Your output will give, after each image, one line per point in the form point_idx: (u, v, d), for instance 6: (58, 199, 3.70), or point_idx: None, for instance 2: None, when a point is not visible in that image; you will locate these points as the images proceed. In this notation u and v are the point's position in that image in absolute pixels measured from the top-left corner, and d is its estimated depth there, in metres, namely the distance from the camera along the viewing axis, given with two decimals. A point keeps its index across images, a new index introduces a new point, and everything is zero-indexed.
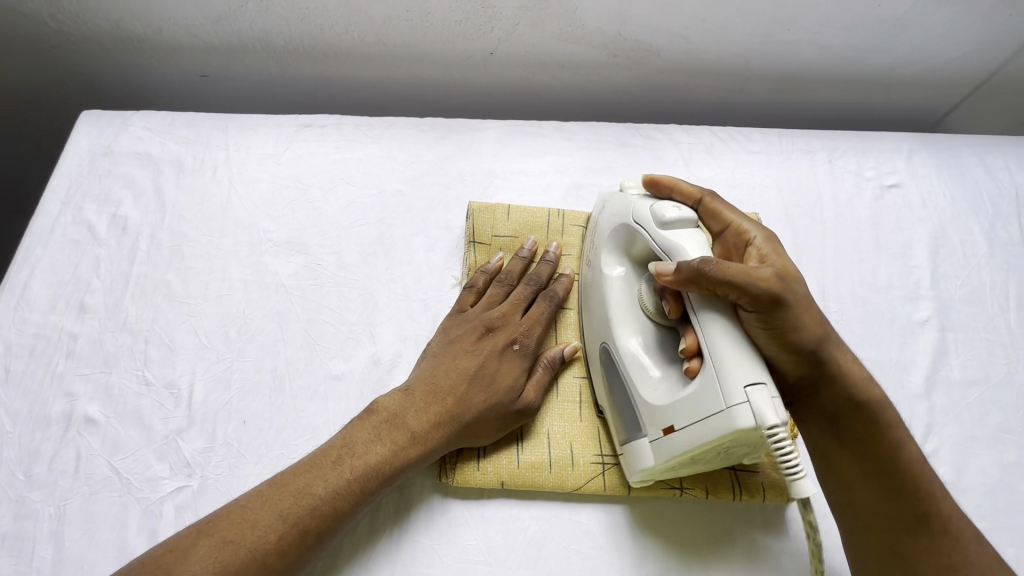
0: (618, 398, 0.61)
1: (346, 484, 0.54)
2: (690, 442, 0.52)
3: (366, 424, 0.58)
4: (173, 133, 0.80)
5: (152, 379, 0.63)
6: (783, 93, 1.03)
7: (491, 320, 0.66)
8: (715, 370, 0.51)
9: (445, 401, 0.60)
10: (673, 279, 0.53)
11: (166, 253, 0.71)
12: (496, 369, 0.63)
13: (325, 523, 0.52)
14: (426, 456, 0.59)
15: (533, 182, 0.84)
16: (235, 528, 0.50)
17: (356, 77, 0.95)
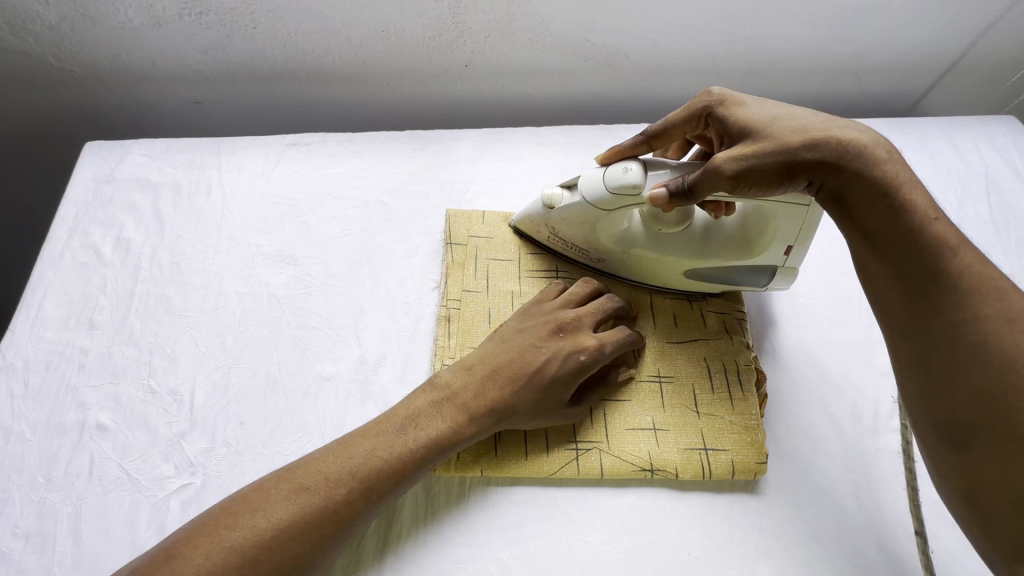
0: (718, 274, 0.74)
1: (413, 449, 0.59)
2: (806, 237, 0.68)
3: (430, 396, 0.63)
4: (169, 158, 0.86)
5: (157, 388, 0.68)
6: (755, 86, 1.06)
7: (563, 319, 0.68)
8: (792, 207, 0.65)
9: (508, 392, 0.63)
10: (666, 201, 0.62)
11: (166, 271, 0.76)
12: (559, 366, 0.65)
13: (387, 482, 0.58)
14: (478, 435, 0.63)
15: (509, 187, 0.88)
16: (308, 479, 0.57)
17: (340, 95, 1.00)
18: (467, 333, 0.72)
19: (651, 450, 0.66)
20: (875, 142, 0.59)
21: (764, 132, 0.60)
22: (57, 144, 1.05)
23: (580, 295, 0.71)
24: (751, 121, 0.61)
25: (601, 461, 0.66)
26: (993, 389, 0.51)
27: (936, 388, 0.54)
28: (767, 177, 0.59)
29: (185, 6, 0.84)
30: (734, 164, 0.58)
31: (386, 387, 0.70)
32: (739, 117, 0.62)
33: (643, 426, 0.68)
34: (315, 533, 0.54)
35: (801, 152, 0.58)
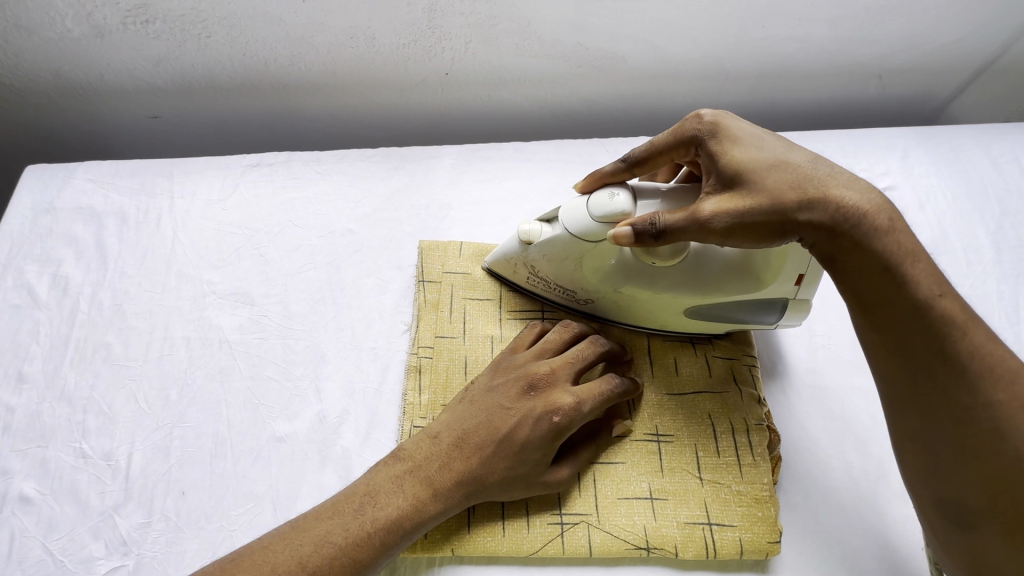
0: (718, 309, 0.63)
1: (367, 536, 0.52)
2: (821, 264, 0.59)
3: (390, 471, 0.56)
4: (117, 183, 0.78)
5: (89, 452, 0.60)
6: (767, 92, 0.96)
7: (537, 375, 0.59)
8: None
9: (474, 464, 0.56)
10: (633, 242, 0.54)
11: (107, 314, 0.68)
12: (530, 431, 0.57)
13: (345, 574, 0.51)
14: (445, 515, 0.55)
15: (492, 212, 0.79)
16: (254, 573, 0.50)
17: (308, 107, 0.91)
18: (440, 387, 0.64)
19: (647, 525, 0.58)
20: (875, 201, 0.51)
21: (754, 180, 0.51)
22: (7, 163, 0.97)
23: (561, 345, 0.63)
24: (743, 162, 0.52)
25: (590, 538, 0.57)
26: (1003, 478, 0.45)
27: (940, 472, 0.48)
28: (746, 234, 0.52)
29: (128, 13, 0.75)
30: (711, 219, 0.51)
31: (348, 449, 0.62)
32: (733, 155, 0.53)
33: (638, 495, 0.59)
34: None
35: (790, 209, 0.50)
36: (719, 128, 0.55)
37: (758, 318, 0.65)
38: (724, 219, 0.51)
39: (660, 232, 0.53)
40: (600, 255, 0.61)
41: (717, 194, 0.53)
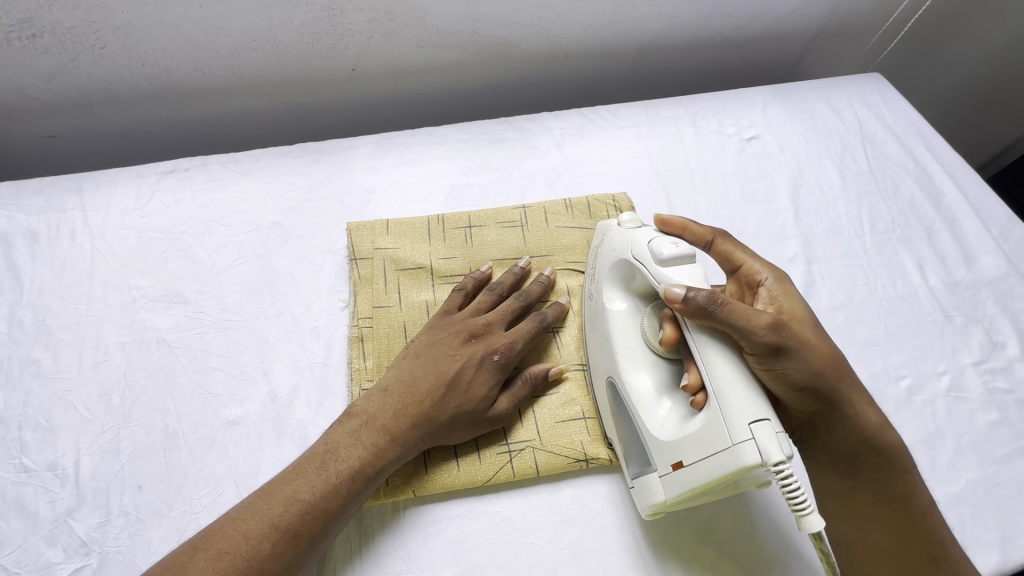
0: (626, 431, 0.62)
1: (332, 487, 0.55)
2: (699, 477, 0.52)
3: (346, 428, 0.60)
4: (20, 202, 0.76)
5: (32, 465, 0.60)
6: (648, 65, 1.07)
7: (474, 326, 0.67)
8: (717, 406, 0.51)
9: (428, 407, 0.61)
10: (682, 308, 0.53)
11: (30, 331, 0.68)
12: (476, 372, 0.64)
13: (318, 525, 0.54)
14: (403, 458, 0.60)
15: (412, 191, 0.85)
16: (228, 541, 0.51)
17: (216, 111, 0.92)
18: (383, 352, 0.69)
19: (584, 440, 0.66)
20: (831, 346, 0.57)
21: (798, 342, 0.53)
22: None
23: (491, 300, 0.70)
24: (760, 297, 0.61)
25: (536, 459, 0.65)
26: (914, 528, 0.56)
27: (860, 515, 0.57)
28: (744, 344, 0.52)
29: (10, 29, 0.74)
30: (746, 313, 0.51)
31: (302, 421, 0.65)
32: (796, 314, 0.58)
33: (573, 416, 0.67)
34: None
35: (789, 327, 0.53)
36: (788, 288, 0.61)
37: (636, 471, 0.61)
38: (745, 321, 0.51)
39: (710, 302, 0.52)
40: (629, 287, 0.65)
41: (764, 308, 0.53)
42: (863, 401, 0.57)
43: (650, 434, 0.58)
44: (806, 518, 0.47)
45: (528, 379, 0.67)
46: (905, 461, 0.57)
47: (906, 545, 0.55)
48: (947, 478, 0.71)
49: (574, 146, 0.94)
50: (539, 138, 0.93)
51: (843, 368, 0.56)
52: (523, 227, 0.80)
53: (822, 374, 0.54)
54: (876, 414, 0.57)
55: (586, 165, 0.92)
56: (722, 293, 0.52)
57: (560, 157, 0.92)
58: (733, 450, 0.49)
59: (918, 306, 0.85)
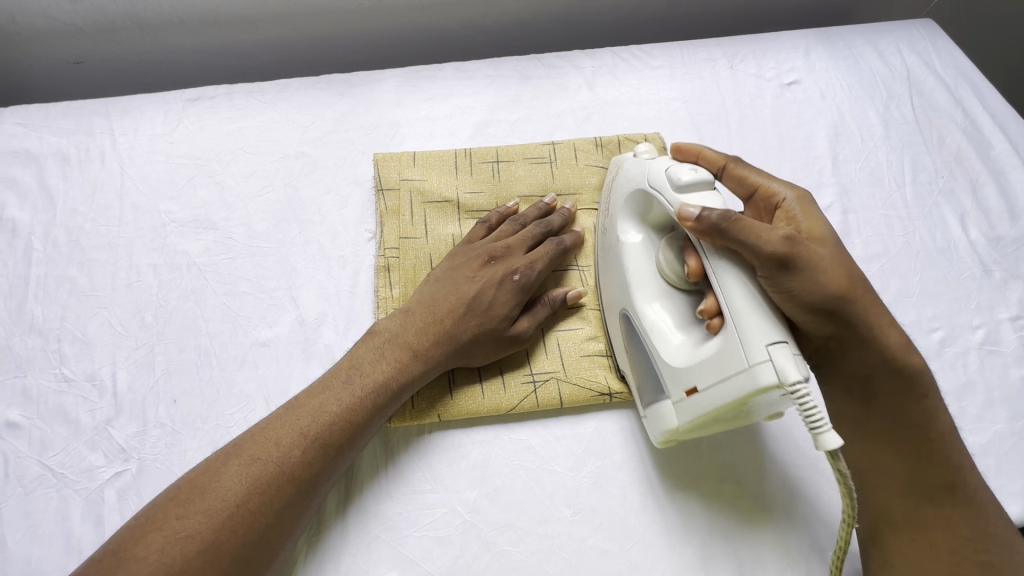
0: (639, 361, 0.62)
1: (358, 399, 0.56)
2: (713, 401, 0.52)
3: (370, 346, 0.61)
4: (49, 125, 0.76)
5: (72, 375, 0.62)
6: (686, 5, 1.02)
7: (495, 249, 0.67)
8: (736, 330, 0.51)
9: (449, 325, 0.62)
10: (695, 226, 0.53)
11: (64, 250, 0.69)
12: (496, 292, 0.64)
13: (345, 435, 0.55)
14: (427, 375, 0.61)
15: (439, 126, 0.83)
16: (260, 447, 0.52)
17: (240, 42, 0.90)
18: (409, 282, 0.69)
19: (608, 374, 0.66)
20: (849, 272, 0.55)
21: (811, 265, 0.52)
22: None
23: (513, 228, 0.70)
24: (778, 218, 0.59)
25: (560, 390, 0.65)
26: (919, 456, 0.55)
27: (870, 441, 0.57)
28: (758, 264, 0.51)
29: None
30: (761, 230, 0.51)
31: (330, 345, 0.66)
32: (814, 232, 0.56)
33: (597, 351, 0.67)
34: (279, 497, 0.51)
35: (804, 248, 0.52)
36: (810, 207, 0.59)
37: (646, 397, 0.62)
38: (763, 241, 0.51)
39: (723, 220, 0.51)
40: (645, 219, 0.64)
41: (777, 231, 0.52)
42: (882, 323, 0.56)
43: (664, 361, 0.58)
44: (823, 435, 0.46)
45: (548, 304, 0.67)
46: (924, 384, 0.55)
47: (912, 474, 0.55)
48: (974, 428, 0.70)
49: (605, 86, 0.90)
50: (570, 77, 0.90)
51: (858, 283, 0.56)
52: (551, 163, 0.78)
53: (839, 294, 0.53)
54: (894, 334, 0.56)
55: (617, 105, 0.89)
56: (736, 212, 0.52)
57: (591, 97, 0.89)
58: (751, 372, 0.49)
59: (956, 259, 0.82)
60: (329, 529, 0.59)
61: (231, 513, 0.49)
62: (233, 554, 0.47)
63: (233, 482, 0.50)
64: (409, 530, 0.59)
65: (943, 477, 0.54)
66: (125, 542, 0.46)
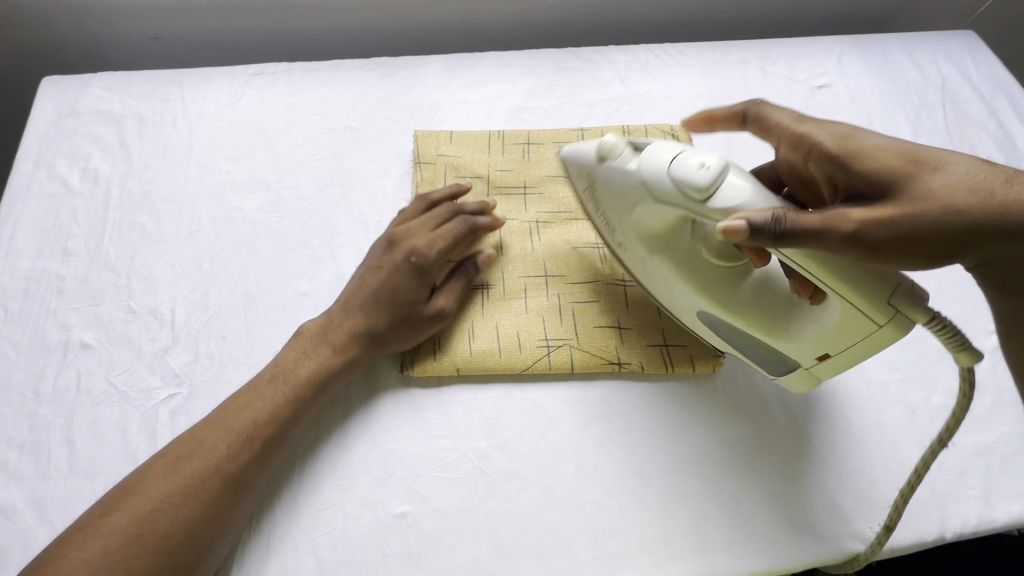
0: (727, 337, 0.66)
1: (282, 398, 0.62)
2: (817, 340, 0.59)
3: (297, 346, 0.66)
4: (131, 90, 0.85)
5: (138, 308, 0.70)
6: (722, 7, 1.05)
7: (417, 248, 0.69)
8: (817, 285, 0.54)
9: (366, 321, 0.67)
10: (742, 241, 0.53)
11: (137, 199, 0.77)
12: (416, 292, 0.68)
13: (269, 433, 0.61)
14: (349, 364, 0.66)
15: (477, 110, 0.88)
16: (190, 448, 0.59)
17: (299, 25, 0.98)
18: None
19: (618, 346, 0.70)
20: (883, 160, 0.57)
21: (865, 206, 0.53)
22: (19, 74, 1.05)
23: (434, 220, 0.72)
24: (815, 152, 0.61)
25: (572, 355, 0.69)
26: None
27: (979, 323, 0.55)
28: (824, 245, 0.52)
29: None
30: (811, 227, 0.52)
31: None
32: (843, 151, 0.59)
33: (609, 323, 0.72)
34: (209, 492, 0.56)
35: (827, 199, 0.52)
36: (836, 134, 0.61)
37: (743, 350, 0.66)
38: (795, 215, 0.52)
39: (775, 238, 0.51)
40: (633, 201, 0.63)
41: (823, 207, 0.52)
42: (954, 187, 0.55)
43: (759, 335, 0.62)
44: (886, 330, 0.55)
45: (464, 277, 0.71)
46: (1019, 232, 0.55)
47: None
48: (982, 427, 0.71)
49: (637, 81, 0.95)
50: (604, 70, 0.95)
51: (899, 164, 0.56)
52: None
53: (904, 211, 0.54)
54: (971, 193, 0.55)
55: (648, 99, 0.93)
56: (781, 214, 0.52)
57: (623, 90, 0.93)
58: (855, 315, 0.54)
59: None
60: (346, 467, 0.64)
61: (158, 522, 0.54)
62: (168, 549, 0.54)
63: (161, 490, 0.56)
64: (424, 470, 0.64)
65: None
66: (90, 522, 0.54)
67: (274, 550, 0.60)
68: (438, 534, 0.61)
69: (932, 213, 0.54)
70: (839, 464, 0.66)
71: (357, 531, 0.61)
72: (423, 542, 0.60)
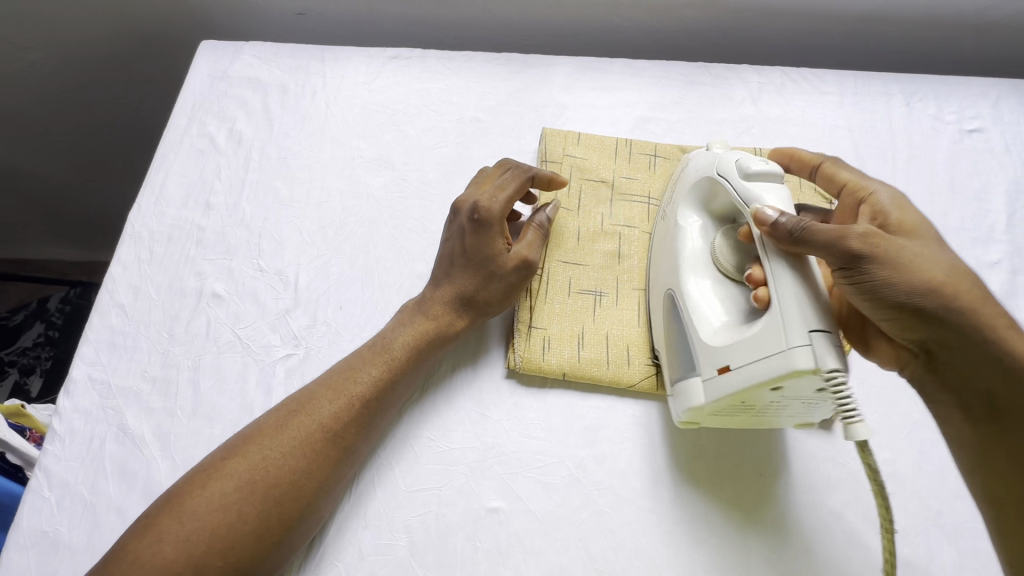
0: (674, 334, 0.63)
1: (392, 369, 0.62)
2: (744, 378, 0.54)
3: (403, 321, 0.65)
4: (278, 61, 0.89)
5: (266, 267, 0.73)
6: (865, 36, 0.99)
7: (479, 204, 0.67)
8: (781, 315, 0.53)
9: (459, 286, 0.66)
10: (768, 229, 0.55)
11: (274, 164, 0.81)
12: (492, 247, 0.66)
13: (377, 401, 0.60)
14: (446, 334, 0.65)
15: (602, 115, 0.87)
16: (303, 408, 0.58)
17: (434, 15, 1.00)
18: (557, 246, 0.74)
19: None
20: (964, 284, 0.55)
21: (899, 273, 0.54)
22: (173, 37, 1.13)
23: (495, 177, 0.71)
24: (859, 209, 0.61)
25: None
26: (983, 411, 0.56)
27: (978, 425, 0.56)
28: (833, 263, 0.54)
29: None
30: (838, 238, 0.54)
31: None
32: (904, 223, 0.58)
33: None
34: (325, 455, 0.56)
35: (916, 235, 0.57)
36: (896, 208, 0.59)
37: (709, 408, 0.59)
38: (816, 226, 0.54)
39: (796, 227, 0.54)
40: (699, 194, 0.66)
41: (871, 247, 0.54)
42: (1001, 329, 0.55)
43: (699, 339, 0.59)
44: (854, 426, 0.52)
45: (536, 228, 0.69)
46: None
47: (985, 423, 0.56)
48: None
49: (769, 103, 0.91)
50: (735, 89, 0.91)
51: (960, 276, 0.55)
52: None
53: (935, 300, 0.54)
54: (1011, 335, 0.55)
55: (780, 123, 0.89)
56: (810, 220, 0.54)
57: (754, 111, 0.90)
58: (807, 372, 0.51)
59: None
60: (444, 451, 0.64)
61: (268, 472, 0.54)
62: (277, 500, 0.53)
63: (273, 443, 0.55)
64: (520, 469, 0.63)
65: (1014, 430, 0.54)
66: (208, 470, 0.54)
67: (371, 520, 0.60)
68: (529, 535, 0.60)
69: (895, 276, 0.54)
70: (961, 541, 0.61)
71: (450, 519, 0.61)
72: (513, 541, 0.60)
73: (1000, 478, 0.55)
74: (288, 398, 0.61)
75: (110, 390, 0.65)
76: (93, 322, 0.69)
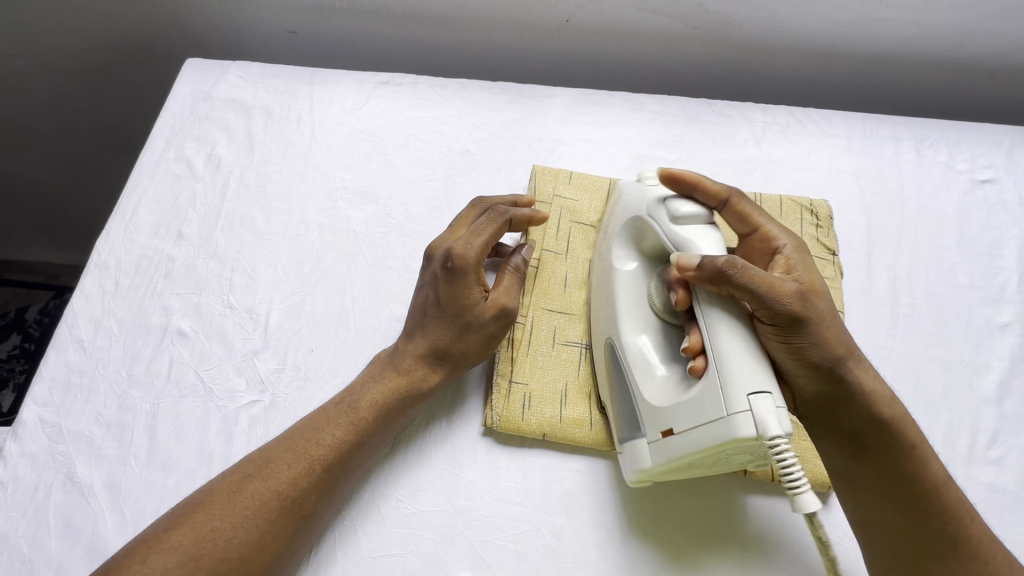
0: (618, 391, 0.61)
1: (358, 429, 0.58)
2: (689, 444, 0.51)
3: (374, 376, 0.62)
4: (264, 82, 0.86)
5: (236, 304, 0.69)
6: (874, 77, 0.95)
7: (452, 250, 0.63)
8: (719, 376, 0.50)
9: (434, 337, 0.62)
10: (695, 274, 0.53)
11: (252, 192, 0.77)
12: (469, 296, 0.62)
13: (340, 464, 0.56)
14: (420, 389, 0.61)
15: (598, 152, 0.84)
16: (260, 470, 0.54)
17: (429, 38, 0.97)
18: (542, 293, 0.70)
19: None
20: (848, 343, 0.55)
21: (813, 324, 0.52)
22: (163, 49, 1.11)
23: (470, 220, 0.68)
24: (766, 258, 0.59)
25: None
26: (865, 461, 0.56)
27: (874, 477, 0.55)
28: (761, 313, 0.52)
29: None
30: (769, 284, 0.51)
31: None
32: (814, 284, 0.56)
33: None
34: (281, 524, 0.53)
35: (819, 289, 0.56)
36: (806, 258, 0.58)
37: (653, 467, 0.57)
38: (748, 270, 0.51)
39: (726, 268, 0.51)
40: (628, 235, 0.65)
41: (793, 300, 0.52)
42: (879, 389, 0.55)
43: (644, 399, 0.57)
44: (799, 496, 0.48)
45: (514, 271, 0.66)
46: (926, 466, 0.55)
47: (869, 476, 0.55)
48: None
49: (773, 144, 0.87)
50: (738, 128, 0.88)
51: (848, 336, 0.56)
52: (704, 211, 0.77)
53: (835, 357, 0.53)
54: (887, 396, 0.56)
55: (783, 166, 0.85)
56: (740, 260, 0.52)
57: (757, 152, 0.86)
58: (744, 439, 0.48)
59: None
60: (412, 514, 0.60)
61: (218, 542, 0.50)
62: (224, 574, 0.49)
63: (223, 510, 0.52)
64: (493, 536, 0.59)
65: (907, 482, 0.54)
66: (150, 539, 0.50)
67: None
68: None
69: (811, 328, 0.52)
70: None
71: None
72: None
73: (894, 534, 0.55)
74: (249, 455, 0.58)
75: (61, 434, 0.61)
76: (49, 358, 0.65)
